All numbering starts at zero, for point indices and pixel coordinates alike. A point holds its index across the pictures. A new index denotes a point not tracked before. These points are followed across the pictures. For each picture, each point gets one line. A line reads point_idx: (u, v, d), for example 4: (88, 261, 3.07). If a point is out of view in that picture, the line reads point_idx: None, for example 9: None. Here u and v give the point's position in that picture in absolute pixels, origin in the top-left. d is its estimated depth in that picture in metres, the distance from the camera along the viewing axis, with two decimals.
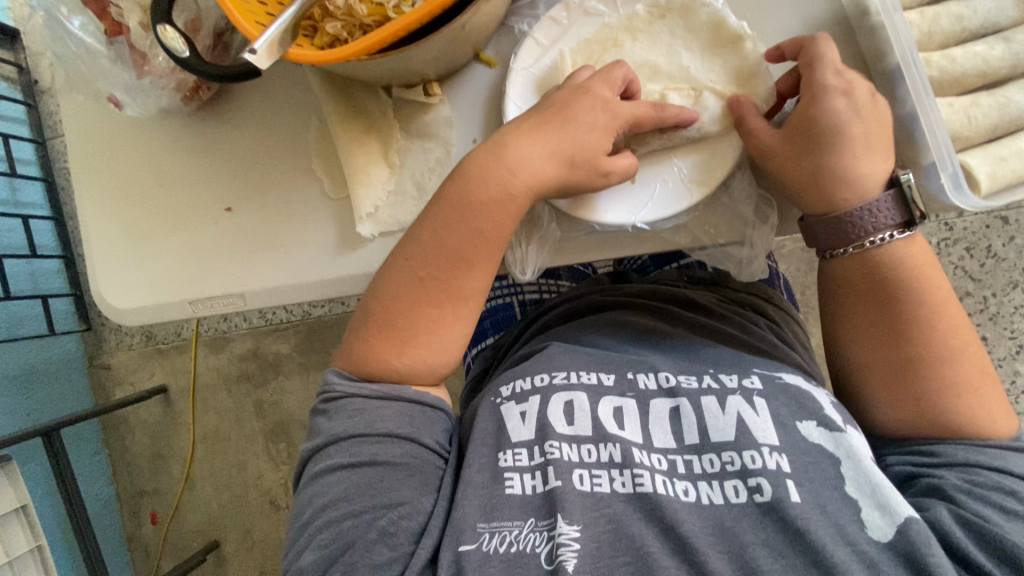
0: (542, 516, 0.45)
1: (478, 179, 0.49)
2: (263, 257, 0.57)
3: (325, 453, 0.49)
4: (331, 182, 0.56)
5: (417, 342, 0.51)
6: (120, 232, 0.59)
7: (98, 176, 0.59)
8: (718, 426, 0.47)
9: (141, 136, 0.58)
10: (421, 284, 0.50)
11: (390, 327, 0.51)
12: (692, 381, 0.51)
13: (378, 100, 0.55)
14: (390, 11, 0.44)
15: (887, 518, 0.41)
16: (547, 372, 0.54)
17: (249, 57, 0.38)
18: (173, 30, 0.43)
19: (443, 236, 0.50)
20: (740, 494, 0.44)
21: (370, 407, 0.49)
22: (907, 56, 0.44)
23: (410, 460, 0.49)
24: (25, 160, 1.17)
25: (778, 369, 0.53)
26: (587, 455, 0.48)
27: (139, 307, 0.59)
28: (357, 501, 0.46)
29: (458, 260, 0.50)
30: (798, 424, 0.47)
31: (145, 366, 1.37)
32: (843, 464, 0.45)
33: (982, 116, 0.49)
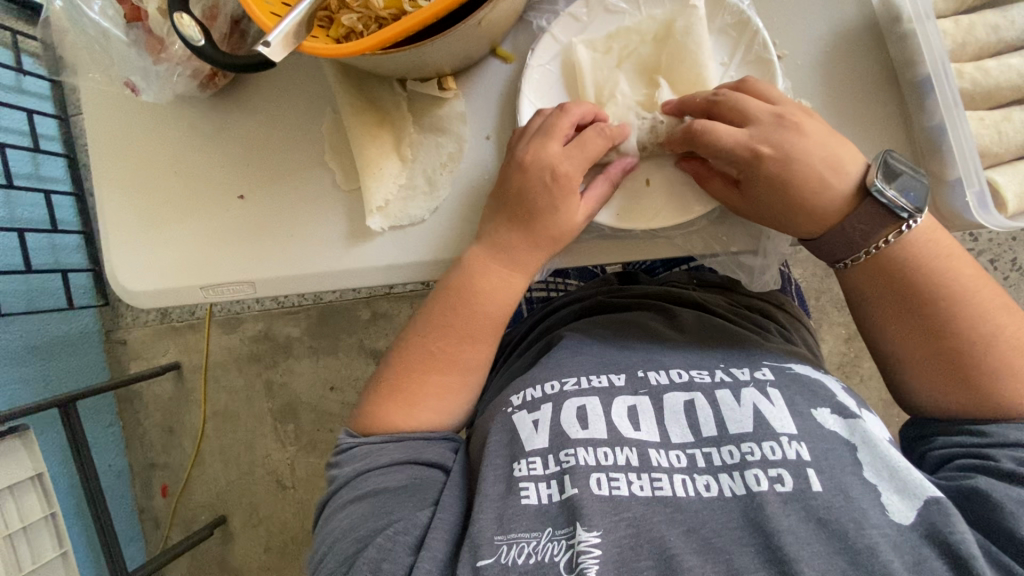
0: (560, 524, 0.45)
1: (476, 261, 0.51)
2: (273, 246, 0.57)
3: (334, 498, 0.51)
4: (343, 173, 0.56)
5: (425, 407, 0.53)
6: (134, 215, 0.60)
7: (113, 159, 0.60)
8: (735, 417, 0.48)
9: (159, 120, 0.59)
10: (430, 357, 0.54)
11: (399, 396, 0.54)
12: (705, 375, 0.52)
13: (393, 92, 0.55)
14: (407, 4, 0.43)
15: (907, 501, 0.42)
16: (557, 379, 0.54)
17: (263, 49, 0.37)
18: (189, 18, 0.43)
19: (445, 309, 0.53)
20: (762, 483, 0.44)
21: (370, 449, 0.52)
22: (938, 66, 0.42)
23: (410, 482, 0.50)
24: (48, 136, 1.18)
25: (788, 361, 0.54)
26: (604, 458, 0.47)
27: (151, 291, 0.60)
28: (361, 529, 0.47)
29: (460, 335, 0.53)
30: (814, 412, 0.48)
31: (159, 342, 1.40)
32: (860, 450, 0.45)
33: (1014, 132, 0.46)
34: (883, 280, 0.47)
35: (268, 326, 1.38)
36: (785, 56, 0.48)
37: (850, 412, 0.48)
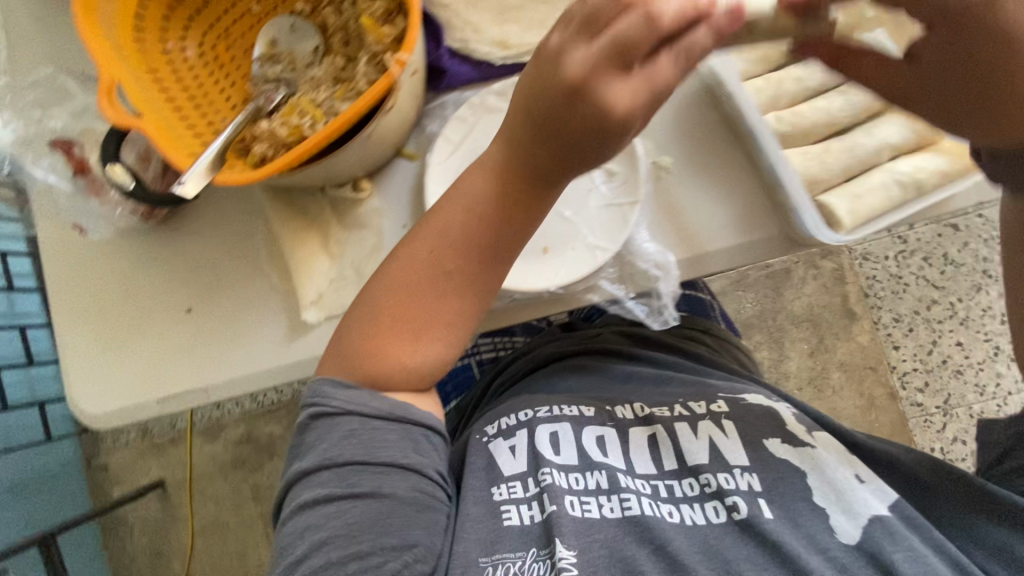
0: (542, 545, 0.50)
1: (439, 215, 0.51)
2: (221, 353, 0.62)
3: (317, 478, 0.50)
4: (279, 276, 0.61)
5: (422, 339, 0.53)
6: (90, 340, 0.64)
7: (63, 294, 0.64)
8: (692, 449, 0.55)
9: (106, 250, 0.63)
10: (427, 259, 0.51)
11: (407, 324, 0.52)
12: (665, 409, 0.59)
13: (316, 199, 0.61)
14: (307, 130, 0.49)
15: (852, 522, 0.50)
16: (531, 407, 0.60)
17: (178, 189, 0.45)
18: (120, 167, 0.49)
19: (407, 260, 0.52)
20: (721, 513, 0.52)
21: (358, 392, 0.52)
22: (754, 118, 0.50)
23: (416, 494, 0.50)
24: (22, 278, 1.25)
25: (741, 391, 0.61)
26: (576, 483, 0.54)
27: (110, 411, 0.64)
28: (360, 540, 0.47)
29: (486, 251, 0.50)
30: (767, 442, 0.55)
31: (143, 463, 1.42)
32: (810, 475, 0.53)
33: (835, 159, 0.53)
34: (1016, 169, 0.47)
35: (250, 428, 1.42)
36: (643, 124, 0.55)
37: (799, 439, 0.56)
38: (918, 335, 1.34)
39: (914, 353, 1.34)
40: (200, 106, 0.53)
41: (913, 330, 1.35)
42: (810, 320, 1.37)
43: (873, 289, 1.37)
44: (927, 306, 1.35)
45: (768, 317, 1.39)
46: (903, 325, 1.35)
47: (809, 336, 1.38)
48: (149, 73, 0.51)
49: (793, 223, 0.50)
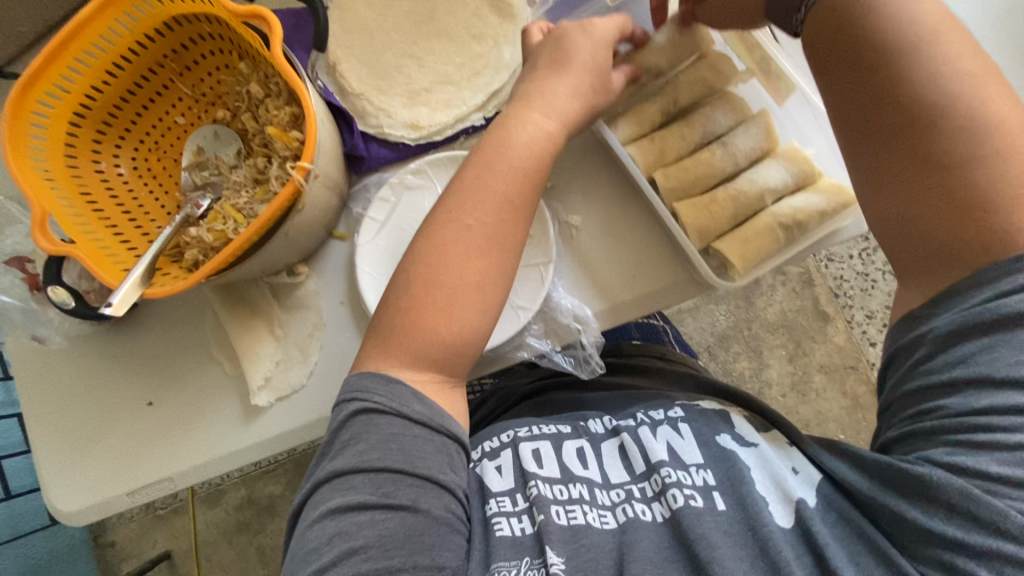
0: (536, 554, 0.50)
1: (478, 178, 0.52)
2: (183, 441, 0.65)
3: (348, 482, 0.46)
4: (229, 362, 0.64)
5: (460, 306, 0.50)
6: (58, 443, 0.67)
7: (31, 401, 0.67)
8: (654, 449, 0.55)
9: (69, 356, 0.67)
10: (444, 249, 0.51)
11: (437, 291, 0.50)
12: (630, 421, 0.61)
13: (257, 286, 0.64)
14: (231, 234, 0.53)
15: (786, 509, 0.49)
16: (513, 429, 0.62)
17: (105, 311, 0.47)
18: (62, 289, 0.53)
19: (458, 209, 0.52)
20: (679, 500, 0.50)
21: (401, 391, 0.49)
22: (640, 180, 0.55)
23: (447, 515, 0.47)
24: None
25: (697, 400, 0.64)
26: (560, 492, 0.54)
27: (83, 509, 0.66)
28: (394, 555, 0.44)
29: (505, 231, 0.52)
30: (717, 438, 0.56)
31: (147, 536, 1.45)
32: (753, 468, 0.52)
33: (722, 209, 0.58)
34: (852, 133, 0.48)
35: (250, 490, 1.47)
36: (550, 188, 0.58)
37: (746, 439, 0.56)
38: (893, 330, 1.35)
39: None
40: (135, 219, 0.57)
41: (886, 326, 1.36)
42: (785, 325, 1.39)
43: (841, 289, 1.39)
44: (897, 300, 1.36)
45: (743, 328, 1.41)
46: (876, 321, 1.36)
47: (786, 343, 1.39)
48: (84, 197, 0.55)
49: (697, 268, 0.54)
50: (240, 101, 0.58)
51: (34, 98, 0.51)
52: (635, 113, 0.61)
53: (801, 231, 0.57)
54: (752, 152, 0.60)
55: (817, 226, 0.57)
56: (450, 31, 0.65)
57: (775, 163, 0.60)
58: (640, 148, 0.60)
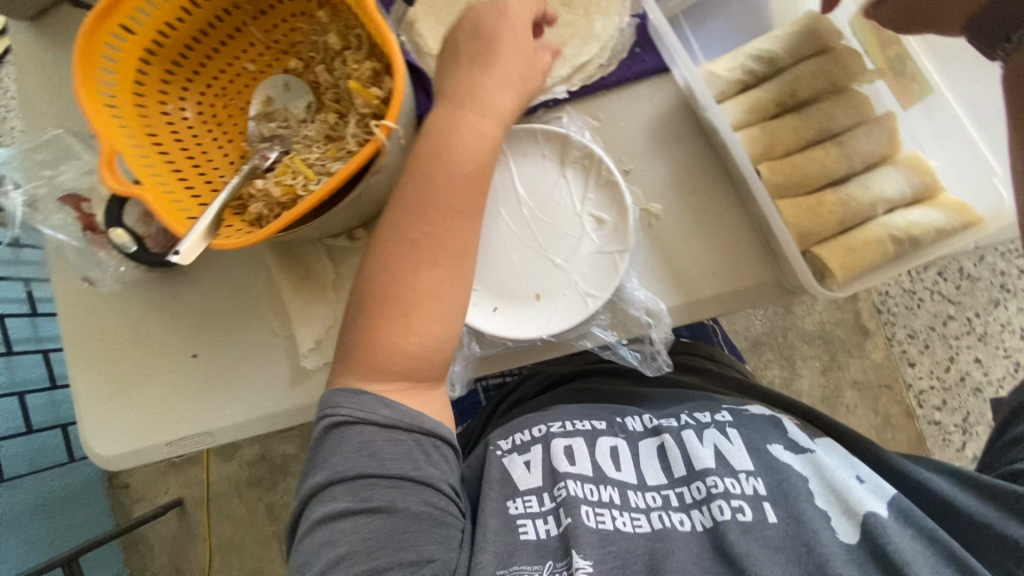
0: (559, 557, 0.51)
1: (452, 144, 0.52)
2: (224, 396, 0.64)
3: (329, 494, 0.50)
4: (279, 321, 0.63)
5: (419, 314, 0.53)
6: (100, 386, 0.66)
7: (76, 343, 0.66)
8: (699, 454, 0.56)
9: (116, 299, 0.66)
10: (416, 244, 0.53)
11: (399, 302, 0.53)
12: (671, 420, 0.61)
13: (314, 247, 0.62)
14: (300, 190, 0.51)
15: (853, 523, 0.50)
16: (544, 424, 0.63)
17: (175, 257, 0.45)
18: (123, 230, 0.51)
19: (412, 217, 0.53)
20: (725, 513, 0.51)
21: (368, 399, 0.52)
22: (747, 169, 0.50)
23: (429, 509, 0.51)
24: None
25: (744, 403, 0.62)
26: (591, 493, 0.55)
27: (120, 454, 0.66)
28: (378, 555, 0.48)
29: (432, 219, 0.52)
30: (769, 447, 0.56)
31: (161, 481, 1.48)
32: (812, 480, 0.53)
33: (830, 213, 0.55)
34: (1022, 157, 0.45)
35: (264, 448, 1.47)
36: (630, 171, 0.56)
37: (801, 447, 0.57)
38: (935, 352, 1.30)
39: (931, 370, 1.30)
40: (198, 165, 0.55)
41: (928, 347, 1.31)
42: (823, 336, 1.35)
43: (885, 305, 1.34)
44: (943, 322, 1.31)
45: (778, 333, 1.37)
46: (919, 342, 1.31)
47: (821, 354, 1.35)
48: (150, 138, 0.53)
49: (788, 271, 0.51)
50: (315, 52, 0.56)
51: (106, 31, 0.49)
52: (745, 98, 0.58)
53: (913, 247, 0.55)
54: (870, 156, 0.57)
55: (931, 244, 0.54)
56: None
57: (895, 171, 0.57)
58: (748, 138, 0.57)
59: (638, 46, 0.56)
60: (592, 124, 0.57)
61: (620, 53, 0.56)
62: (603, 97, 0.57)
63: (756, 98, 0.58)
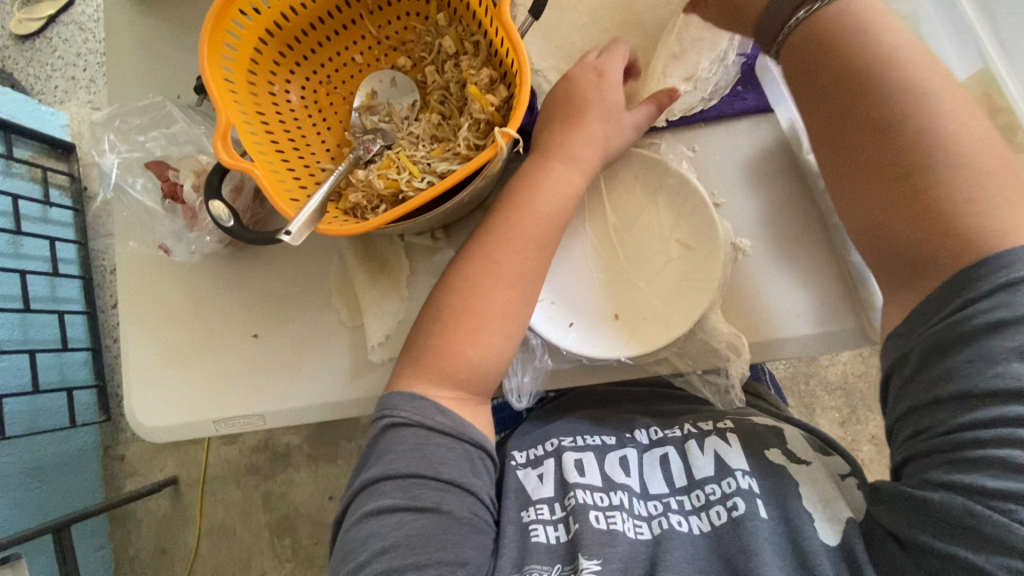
0: (567, 561, 0.52)
1: (538, 180, 0.55)
2: (279, 380, 0.63)
3: (380, 489, 0.50)
4: (347, 310, 0.63)
5: (486, 331, 0.54)
6: (153, 354, 0.65)
7: (135, 308, 0.66)
8: (699, 463, 0.56)
9: (179, 269, 0.65)
10: (495, 265, 0.54)
11: (466, 318, 0.54)
12: (676, 431, 0.61)
13: (392, 242, 0.63)
14: (404, 186, 0.51)
15: (834, 525, 0.48)
16: (557, 438, 0.63)
17: (285, 237, 0.45)
18: (221, 203, 0.51)
19: (493, 238, 0.55)
20: (723, 516, 0.51)
21: (426, 406, 0.52)
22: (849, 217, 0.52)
23: (470, 515, 0.50)
24: (67, 261, 1.36)
25: (747, 412, 0.62)
26: (599, 499, 0.54)
27: (165, 427, 0.64)
28: (420, 552, 0.47)
29: (510, 243, 0.54)
30: (766, 451, 0.55)
31: (157, 458, 1.44)
32: (805, 484, 0.51)
33: None
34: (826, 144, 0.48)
35: (268, 435, 1.43)
36: (722, 205, 0.56)
37: (798, 454, 0.55)
38: None
39: None
40: (298, 148, 0.55)
41: None
42: (845, 387, 1.34)
43: None
44: None
45: (800, 381, 1.36)
46: None
47: (841, 405, 1.34)
48: (257, 116, 0.53)
49: (868, 320, 0.52)
50: (427, 52, 0.57)
51: (230, 16, 0.50)
52: None
53: None
54: None
55: None
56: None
57: None
58: None
59: (740, 85, 0.58)
60: (688, 155, 0.58)
61: (724, 90, 0.57)
62: (700, 130, 0.58)
63: None
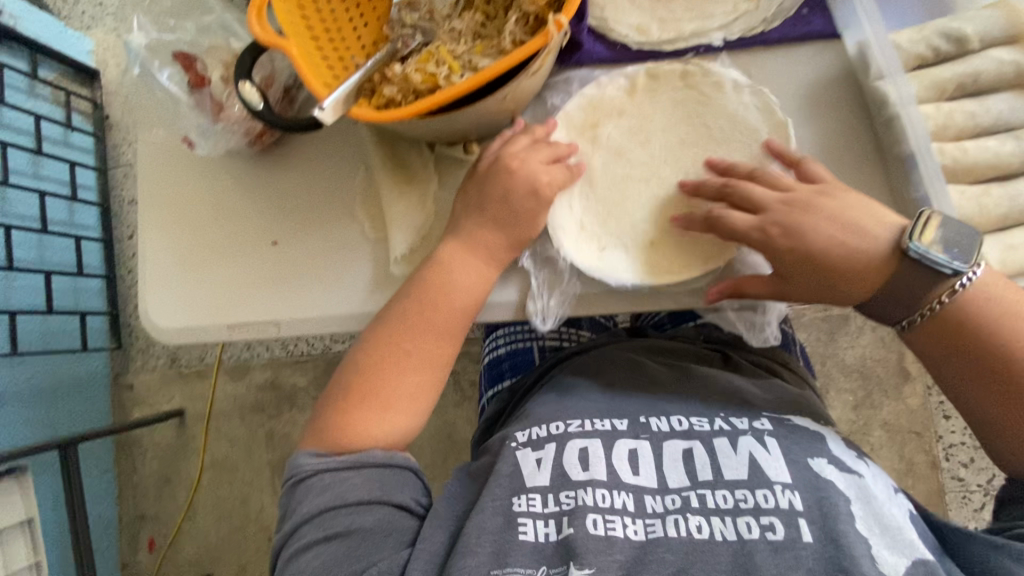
0: (555, 563, 0.49)
1: (473, 233, 0.54)
2: (298, 290, 0.61)
3: (297, 534, 0.52)
4: (371, 223, 0.61)
5: (387, 405, 0.55)
6: (171, 256, 0.64)
7: (156, 207, 0.64)
8: (731, 464, 0.52)
9: (203, 170, 0.64)
10: (405, 319, 0.55)
11: (371, 398, 0.55)
12: (704, 424, 0.56)
13: (420, 153, 0.60)
14: (441, 80, 0.48)
15: (896, 556, 0.46)
16: (562, 421, 0.58)
17: (318, 112, 0.43)
18: (251, 85, 0.49)
19: (412, 305, 0.55)
20: (753, 530, 0.48)
21: (330, 462, 0.54)
22: (921, 147, 0.49)
23: (385, 525, 0.52)
24: (86, 187, 1.36)
25: (788, 414, 0.58)
26: (601, 499, 0.51)
27: (179, 329, 0.63)
28: (337, 572, 0.50)
29: (429, 316, 0.55)
30: (809, 461, 0.52)
31: (165, 389, 1.45)
32: (855, 503, 0.49)
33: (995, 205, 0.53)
34: (922, 345, 0.49)
35: (275, 374, 1.43)
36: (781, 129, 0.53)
37: (846, 466, 0.52)
38: None
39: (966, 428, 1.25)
40: (334, 38, 0.52)
41: None
42: (862, 372, 1.30)
43: None
44: None
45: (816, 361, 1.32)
46: None
47: (856, 390, 1.31)
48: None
49: None
50: None
51: None
52: (924, 75, 0.54)
53: None
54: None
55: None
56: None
57: None
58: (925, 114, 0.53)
59: (807, 8, 0.54)
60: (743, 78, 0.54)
61: (788, 11, 0.54)
62: (760, 53, 0.55)
63: (929, 77, 0.54)
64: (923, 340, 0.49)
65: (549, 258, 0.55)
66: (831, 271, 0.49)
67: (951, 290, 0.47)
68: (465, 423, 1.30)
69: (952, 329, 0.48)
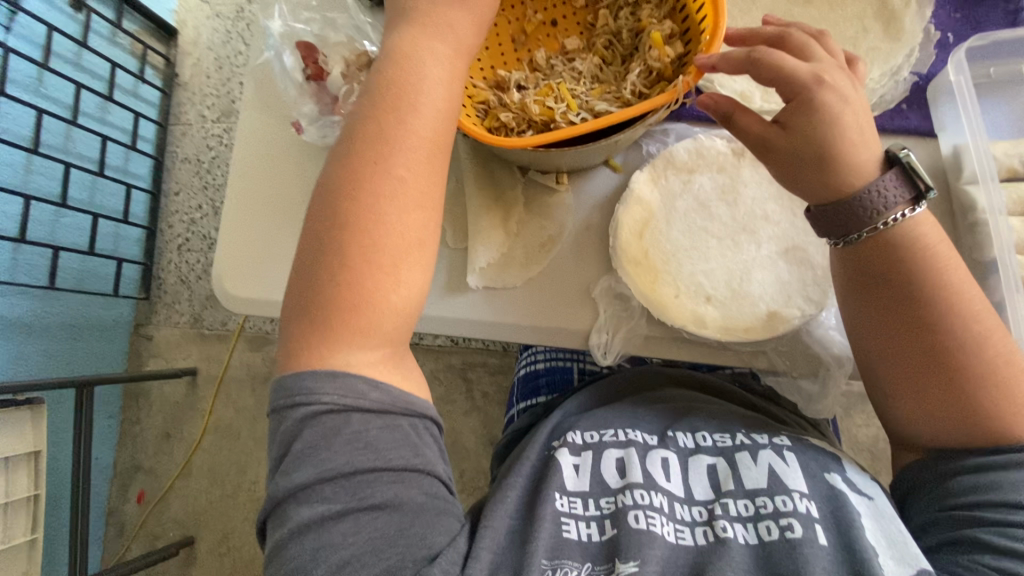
0: (599, 561, 0.48)
1: (409, 67, 0.47)
2: None
3: (318, 492, 0.43)
4: (452, 232, 0.63)
5: (389, 276, 0.45)
6: (252, 227, 0.66)
7: (246, 178, 0.67)
8: (752, 474, 0.51)
9: (300, 152, 0.67)
10: (388, 172, 0.45)
11: (366, 223, 0.45)
12: (726, 438, 0.56)
13: (511, 175, 0.63)
14: (558, 116, 0.51)
15: (903, 566, 0.44)
16: (597, 430, 0.59)
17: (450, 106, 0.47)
18: None
19: (395, 113, 0.46)
20: (773, 532, 0.47)
21: (350, 383, 0.43)
22: (1005, 252, 0.52)
23: (429, 499, 0.45)
24: (145, 139, 1.39)
25: (804, 434, 0.58)
26: (641, 498, 0.50)
27: (249, 299, 0.66)
28: (386, 554, 0.43)
29: (405, 153, 0.46)
30: (825, 475, 0.52)
31: (184, 346, 1.45)
32: (866, 518, 0.48)
33: None
34: (858, 252, 0.49)
35: None
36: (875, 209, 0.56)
37: (858, 487, 0.51)
38: None
39: None
40: None
41: None
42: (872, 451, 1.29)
43: None
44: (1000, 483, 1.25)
45: None
46: None
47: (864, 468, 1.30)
48: None
49: None
50: None
51: None
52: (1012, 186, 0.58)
53: None
54: None
55: None
56: (824, 17, 0.62)
57: None
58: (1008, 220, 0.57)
59: (906, 103, 0.58)
60: None
61: (889, 104, 0.58)
62: None
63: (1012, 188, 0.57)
64: (854, 254, 0.49)
65: (623, 295, 0.58)
66: (817, 152, 0.46)
67: (883, 223, 0.47)
68: (470, 432, 1.30)
69: (877, 253, 0.48)
